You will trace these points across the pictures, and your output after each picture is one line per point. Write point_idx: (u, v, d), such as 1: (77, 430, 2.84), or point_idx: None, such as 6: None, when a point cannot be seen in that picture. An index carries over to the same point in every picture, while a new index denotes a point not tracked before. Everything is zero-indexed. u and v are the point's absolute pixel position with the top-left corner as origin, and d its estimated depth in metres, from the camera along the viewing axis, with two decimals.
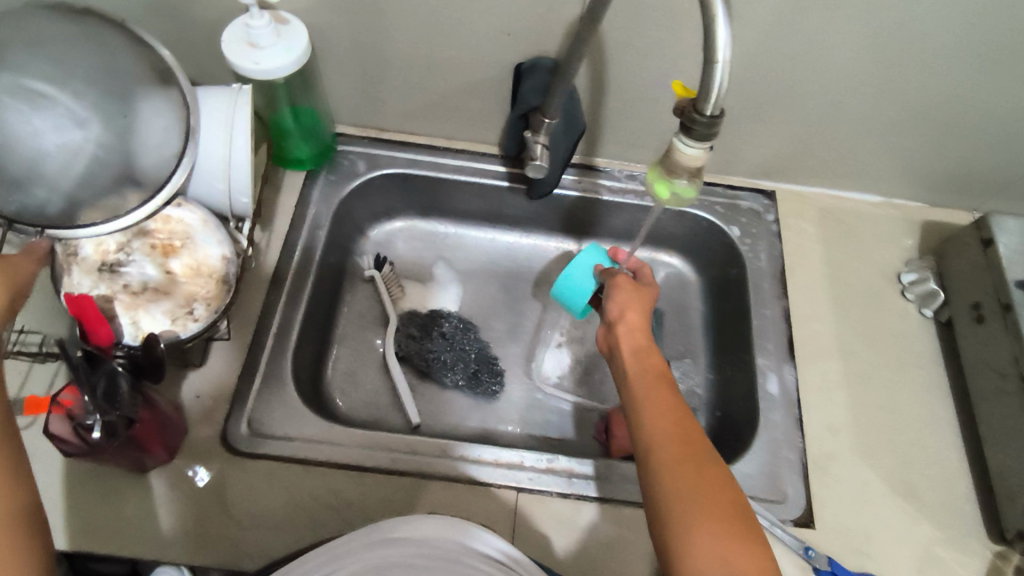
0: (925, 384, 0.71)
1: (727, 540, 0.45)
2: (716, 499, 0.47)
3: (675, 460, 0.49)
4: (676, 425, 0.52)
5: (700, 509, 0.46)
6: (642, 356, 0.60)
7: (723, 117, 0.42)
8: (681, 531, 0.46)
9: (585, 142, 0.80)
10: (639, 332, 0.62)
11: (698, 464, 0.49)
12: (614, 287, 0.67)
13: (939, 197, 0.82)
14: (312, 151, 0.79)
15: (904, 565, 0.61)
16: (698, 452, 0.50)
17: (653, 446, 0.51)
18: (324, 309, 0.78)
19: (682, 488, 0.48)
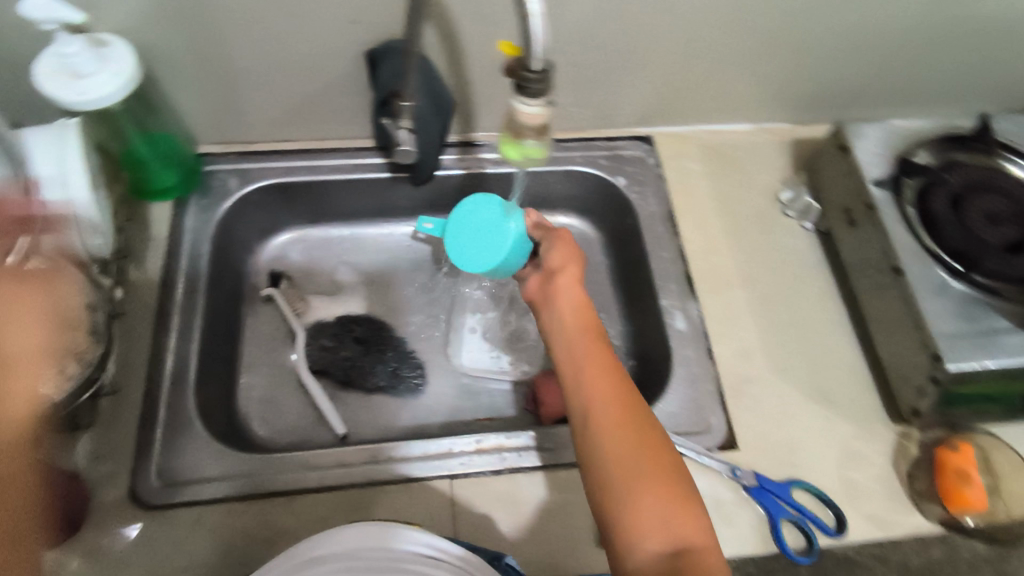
0: (817, 292, 0.75)
1: (668, 504, 0.46)
2: (657, 464, 0.48)
3: (617, 429, 0.49)
4: (615, 387, 0.51)
5: (643, 477, 0.47)
6: (578, 314, 0.56)
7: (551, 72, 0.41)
8: (623, 499, 0.46)
9: (459, 119, 0.78)
10: (577, 285, 0.58)
11: (639, 429, 0.49)
12: (557, 239, 0.62)
13: (804, 114, 0.86)
14: (179, 177, 0.74)
15: (822, 463, 0.65)
16: (638, 416, 0.50)
17: (593, 411, 0.50)
18: (224, 339, 0.75)
19: (625, 456, 0.48)
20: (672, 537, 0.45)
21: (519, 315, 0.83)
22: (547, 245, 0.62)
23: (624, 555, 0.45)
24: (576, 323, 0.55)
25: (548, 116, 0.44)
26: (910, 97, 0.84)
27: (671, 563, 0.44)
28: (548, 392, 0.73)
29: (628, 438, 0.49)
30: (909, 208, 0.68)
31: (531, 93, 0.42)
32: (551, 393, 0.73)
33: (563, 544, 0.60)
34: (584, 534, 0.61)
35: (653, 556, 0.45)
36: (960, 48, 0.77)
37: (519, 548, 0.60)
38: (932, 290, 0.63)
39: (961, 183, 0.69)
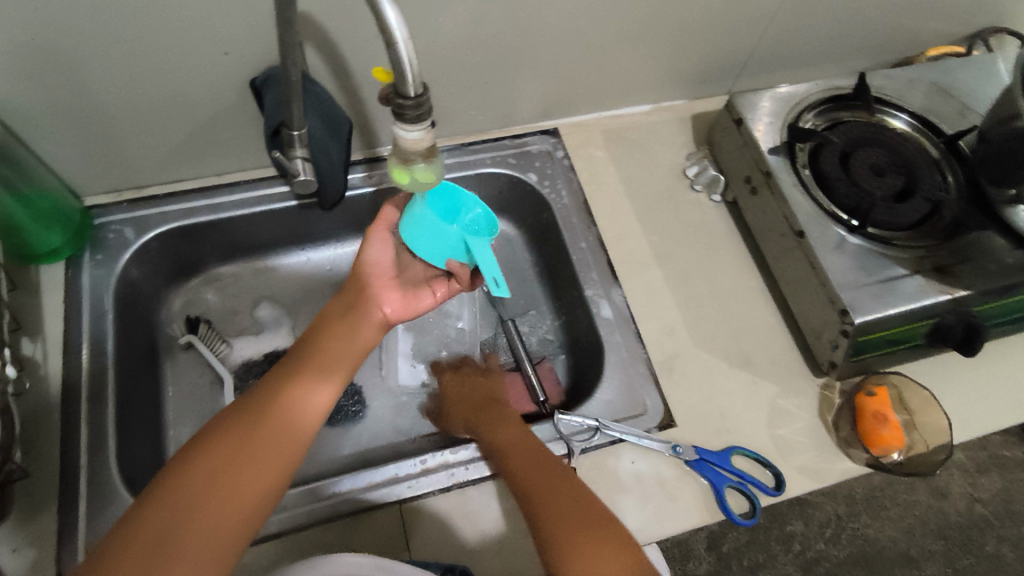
0: (731, 261, 0.78)
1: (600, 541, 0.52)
2: (588, 513, 0.54)
3: (549, 487, 0.56)
4: (541, 459, 0.60)
5: (577, 525, 0.53)
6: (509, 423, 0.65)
7: (429, 96, 0.41)
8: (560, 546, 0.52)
9: (359, 135, 0.77)
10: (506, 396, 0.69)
11: (568, 488, 0.56)
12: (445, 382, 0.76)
13: (698, 89, 0.89)
14: (64, 237, 0.69)
15: (754, 426, 0.68)
16: (565, 479, 0.57)
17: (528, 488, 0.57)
18: (144, 397, 0.71)
19: (564, 512, 0.54)
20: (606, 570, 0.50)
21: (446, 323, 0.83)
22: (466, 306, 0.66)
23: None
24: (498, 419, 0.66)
25: (432, 141, 0.43)
26: (792, 61, 0.88)
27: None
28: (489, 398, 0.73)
29: (562, 496, 0.55)
30: (804, 171, 0.71)
31: (410, 120, 0.41)
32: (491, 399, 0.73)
33: (520, 548, 0.61)
34: None
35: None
36: (832, 10, 0.81)
37: (477, 559, 0.60)
38: (832, 248, 0.66)
39: (845, 141, 0.73)
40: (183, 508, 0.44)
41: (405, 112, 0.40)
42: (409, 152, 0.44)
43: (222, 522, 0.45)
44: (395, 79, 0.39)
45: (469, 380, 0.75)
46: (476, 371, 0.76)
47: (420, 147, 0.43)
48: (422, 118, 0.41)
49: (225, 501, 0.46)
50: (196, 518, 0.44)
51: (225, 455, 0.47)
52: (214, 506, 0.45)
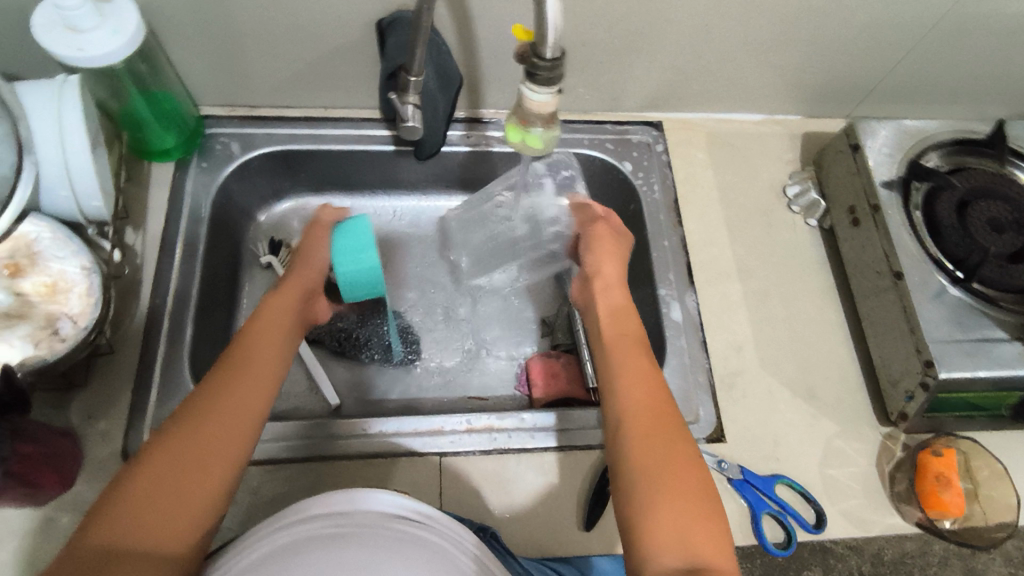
0: (815, 290, 0.75)
1: (689, 512, 0.49)
2: (681, 478, 0.50)
3: (646, 447, 0.52)
4: (646, 408, 0.55)
5: (667, 487, 0.50)
6: (627, 334, 0.63)
7: (563, 60, 0.41)
8: (644, 508, 0.49)
9: (467, 93, 0.77)
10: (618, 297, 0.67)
11: (667, 443, 0.52)
12: (593, 237, 0.72)
13: (816, 107, 0.85)
14: (178, 140, 0.73)
15: (806, 460, 0.66)
16: (667, 429, 0.53)
17: (621, 423, 0.54)
18: (221, 304, 0.74)
19: (659, 471, 0.51)
20: (688, 549, 0.47)
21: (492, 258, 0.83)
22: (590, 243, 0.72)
23: (639, 564, 0.47)
24: (614, 332, 0.63)
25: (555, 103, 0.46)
26: (923, 96, 0.83)
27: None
28: (540, 374, 0.74)
29: (654, 450, 0.52)
30: (915, 212, 0.68)
31: (542, 82, 0.43)
32: (542, 375, 0.74)
33: (548, 526, 0.61)
34: (568, 516, 0.62)
35: (670, 570, 0.46)
36: (981, 49, 0.76)
37: (505, 527, 0.61)
38: (930, 297, 0.63)
39: (967, 188, 0.69)
40: (174, 474, 0.46)
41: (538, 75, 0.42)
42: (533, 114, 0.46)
43: (201, 491, 0.47)
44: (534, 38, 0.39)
45: (609, 260, 0.70)
46: (607, 255, 0.70)
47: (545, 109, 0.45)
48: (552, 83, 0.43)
49: (203, 470, 0.47)
50: (174, 485, 0.46)
51: (214, 433, 0.49)
52: (201, 465, 0.48)
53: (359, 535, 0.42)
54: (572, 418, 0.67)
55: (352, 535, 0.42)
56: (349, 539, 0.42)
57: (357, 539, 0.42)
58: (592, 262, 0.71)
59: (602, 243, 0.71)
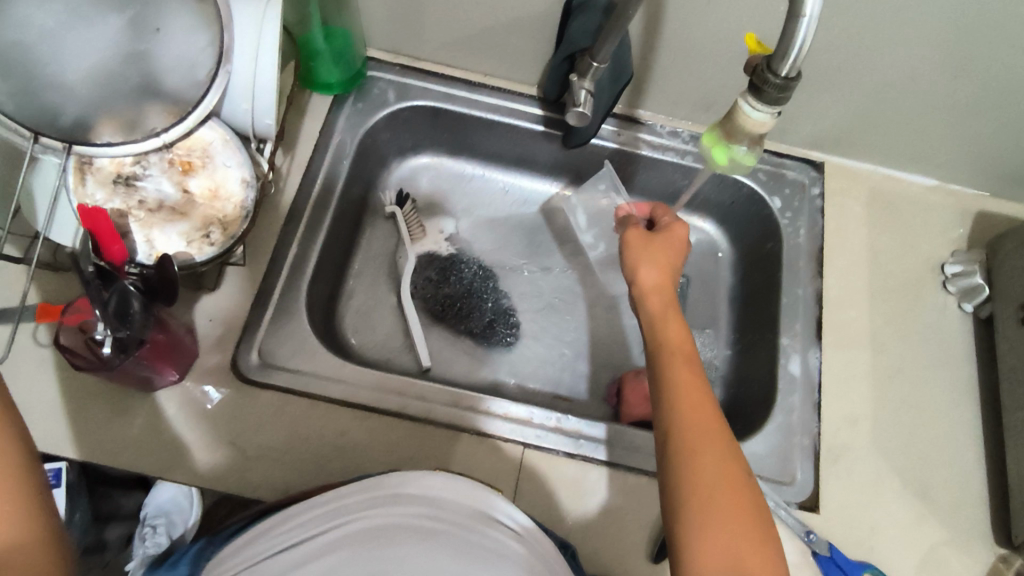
0: (953, 382, 0.69)
1: (738, 539, 0.46)
2: (726, 503, 0.47)
3: (695, 470, 0.48)
4: (697, 430, 0.50)
5: (720, 516, 0.46)
6: (672, 332, 0.57)
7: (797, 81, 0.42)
8: (696, 534, 0.46)
9: (631, 91, 0.75)
10: (665, 292, 0.60)
11: (720, 468, 0.48)
12: (640, 240, 0.63)
13: (1000, 187, 0.78)
14: (341, 77, 0.74)
15: (904, 560, 0.60)
16: (720, 452, 0.49)
17: (670, 441, 0.50)
18: (343, 242, 0.76)
19: (709, 498, 0.47)
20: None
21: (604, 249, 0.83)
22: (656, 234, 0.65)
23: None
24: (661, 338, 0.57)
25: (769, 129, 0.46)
26: None
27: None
28: (635, 393, 0.70)
29: (706, 474, 0.48)
30: None
31: (767, 99, 0.43)
32: (637, 394, 0.71)
33: (614, 546, 0.59)
34: (636, 544, 0.59)
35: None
36: None
37: (572, 537, 0.59)
38: None
39: None
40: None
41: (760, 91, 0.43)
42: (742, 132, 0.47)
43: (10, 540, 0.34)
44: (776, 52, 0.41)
45: (647, 265, 0.62)
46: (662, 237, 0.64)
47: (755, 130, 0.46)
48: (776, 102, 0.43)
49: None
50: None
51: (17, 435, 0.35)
52: None
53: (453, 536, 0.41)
54: None
55: (444, 532, 0.41)
56: (436, 537, 0.41)
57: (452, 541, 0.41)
58: (631, 264, 0.63)
59: (650, 244, 0.63)
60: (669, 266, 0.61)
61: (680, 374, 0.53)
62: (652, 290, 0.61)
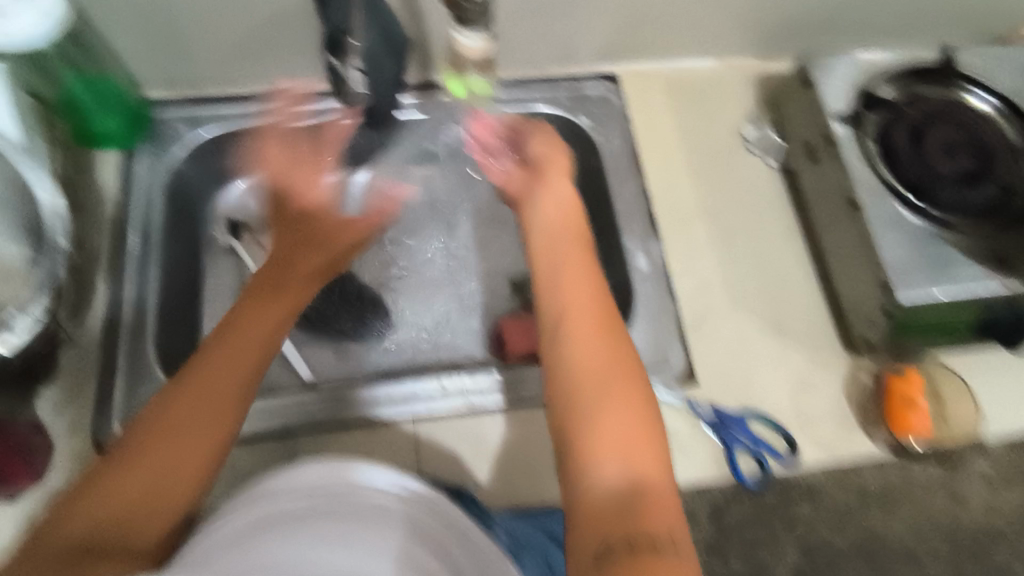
0: (781, 229, 0.75)
1: (626, 416, 0.48)
2: (620, 382, 0.49)
3: (587, 356, 0.50)
4: (593, 315, 0.51)
5: (610, 402, 0.48)
6: (572, 222, 0.56)
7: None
8: (589, 420, 0.47)
9: (417, 56, 0.77)
10: (564, 182, 0.58)
11: (611, 354, 0.50)
12: (534, 133, 0.62)
13: (773, 49, 0.84)
14: (121, 123, 0.71)
15: (778, 395, 0.67)
16: (612, 339, 0.51)
17: (565, 325, 0.51)
18: (183, 288, 0.73)
19: (600, 383, 0.49)
20: (630, 460, 0.46)
21: (450, 212, 0.84)
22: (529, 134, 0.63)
23: (580, 474, 0.46)
24: (562, 225, 0.55)
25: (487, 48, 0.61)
26: (881, 29, 0.83)
27: (624, 487, 0.45)
28: (515, 332, 0.73)
29: (597, 360, 0.49)
30: (869, 143, 0.68)
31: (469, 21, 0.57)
32: (518, 334, 0.73)
33: (525, 476, 0.62)
34: (546, 468, 0.62)
35: (610, 478, 0.46)
36: None
37: (485, 481, 0.62)
38: (887, 223, 0.64)
39: (919, 116, 0.71)
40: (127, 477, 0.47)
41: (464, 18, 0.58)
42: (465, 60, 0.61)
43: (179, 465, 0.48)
44: None
45: (549, 154, 0.60)
46: (548, 139, 0.62)
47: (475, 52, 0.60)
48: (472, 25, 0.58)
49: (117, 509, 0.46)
50: None
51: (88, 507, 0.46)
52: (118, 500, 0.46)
53: (330, 511, 0.42)
54: (546, 373, 0.67)
55: (322, 512, 0.42)
56: (311, 518, 0.42)
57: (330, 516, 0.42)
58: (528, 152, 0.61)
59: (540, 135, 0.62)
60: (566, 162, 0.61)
61: (582, 261, 0.54)
62: (558, 180, 0.58)
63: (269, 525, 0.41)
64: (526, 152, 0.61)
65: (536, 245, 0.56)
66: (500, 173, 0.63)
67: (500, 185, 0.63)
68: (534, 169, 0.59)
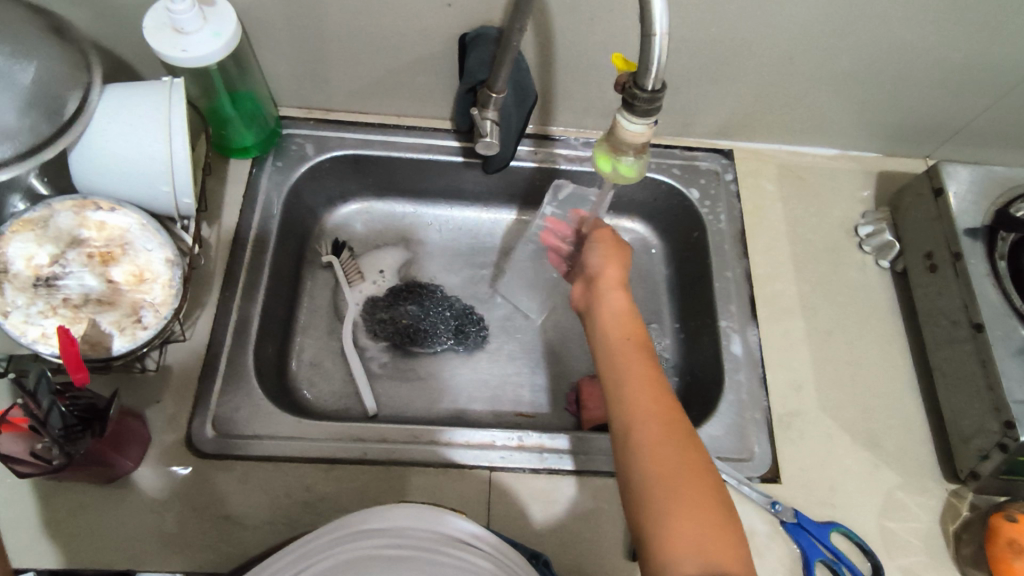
0: (884, 334, 0.73)
1: (697, 507, 0.46)
2: (687, 476, 0.47)
3: (654, 451, 0.49)
4: (656, 413, 0.51)
5: (682, 498, 0.46)
6: (627, 325, 0.59)
7: (663, 91, 0.47)
8: (659, 518, 0.46)
9: (539, 110, 0.79)
10: (618, 289, 0.62)
11: (680, 447, 0.49)
12: (597, 241, 0.66)
13: (892, 145, 0.83)
14: (257, 138, 0.75)
15: (866, 511, 0.63)
16: (678, 432, 0.50)
17: (632, 425, 0.51)
18: (285, 299, 0.76)
19: (670, 475, 0.47)
20: (708, 556, 0.44)
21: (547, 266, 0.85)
22: (592, 249, 0.66)
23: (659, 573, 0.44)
24: (617, 331, 0.58)
25: (650, 135, 0.50)
26: (1010, 140, 0.80)
27: None
28: (592, 397, 0.72)
29: (667, 458, 0.48)
30: (998, 263, 0.65)
31: (639, 113, 0.48)
32: (594, 398, 0.72)
33: (592, 550, 0.61)
34: (614, 544, 0.61)
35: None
36: None
37: (551, 547, 0.60)
38: (1012, 352, 0.61)
39: None
40: None
41: (631, 103, 0.47)
42: (625, 143, 0.51)
43: None
44: (639, 67, 0.45)
45: (605, 261, 0.64)
46: (614, 242, 0.66)
47: (637, 140, 0.50)
48: (649, 112, 0.48)
49: None
50: None
51: None
52: None
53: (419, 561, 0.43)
54: None
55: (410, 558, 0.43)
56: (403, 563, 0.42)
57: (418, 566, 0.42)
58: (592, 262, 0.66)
59: (608, 244, 0.66)
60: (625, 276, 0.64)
61: (638, 362, 0.55)
62: (614, 287, 0.62)
63: (364, 565, 0.42)
64: (585, 266, 0.66)
65: (601, 359, 0.58)
66: (574, 292, 0.67)
67: (573, 306, 0.67)
68: (592, 284, 0.64)
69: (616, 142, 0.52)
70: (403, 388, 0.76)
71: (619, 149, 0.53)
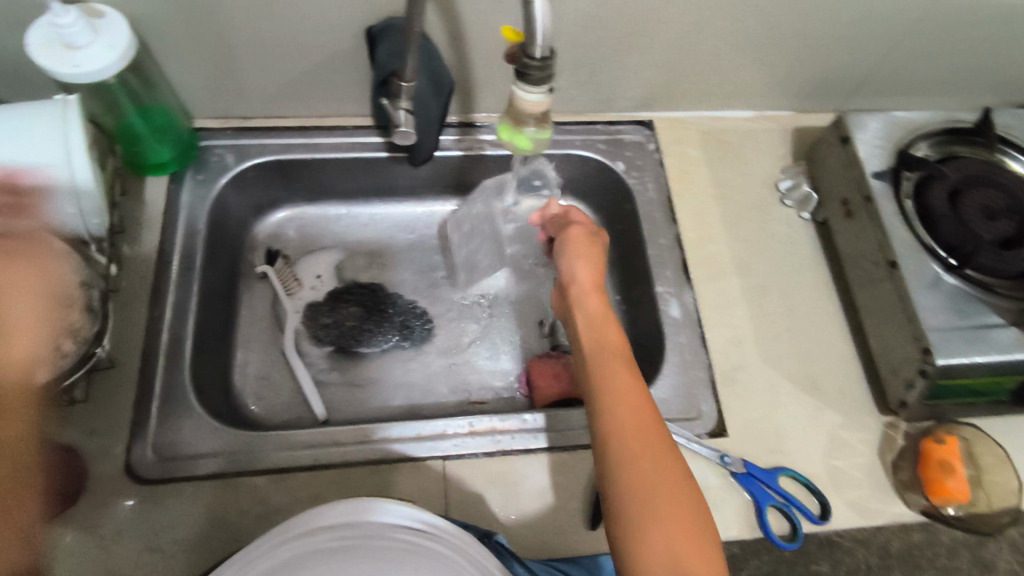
0: (814, 282, 0.76)
1: (673, 522, 0.43)
2: (664, 488, 0.44)
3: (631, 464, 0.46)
4: (636, 422, 0.47)
5: (659, 513, 0.43)
6: (608, 328, 0.55)
7: (553, 58, 0.48)
8: (634, 531, 0.43)
9: (460, 98, 0.79)
10: (594, 291, 0.58)
11: (659, 459, 0.46)
12: (568, 240, 0.62)
13: (804, 102, 0.87)
14: (174, 152, 0.73)
15: (811, 452, 0.66)
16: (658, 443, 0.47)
17: (610, 435, 0.47)
18: (220, 314, 0.74)
19: (646, 488, 0.45)
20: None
21: None
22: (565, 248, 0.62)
23: None
24: (595, 335, 0.55)
25: (549, 104, 0.51)
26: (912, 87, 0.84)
27: None
28: (542, 376, 0.73)
29: (644, 468, 0.45)
30: (906, 202, 0.68)
31: (533, 81, 0.48)
32: (544, 377, 0.73)
33: (554, 525, 0.61)
34: (574, 516, 0.62)
35: None
36: (965, 41, 0.78)
37: (512, 526, 0.61)
38: (926, 285, 0.64)
39: (960, 177, 0.69)
40: None
41: (524, 73, 0.48)
42: (521, 113, 0.51)
43: None
44: (526, 37, 0.46)
45: (580, 261, 0.60)
46: (586, 241, 0.62)
47: (537, 110, 0.51)
48: (542, 79, 0.48)
49: None
50: None
51: None
52: None
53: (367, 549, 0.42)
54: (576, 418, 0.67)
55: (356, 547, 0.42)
56: (348, 551, 0.42)
57: (363, 552, 0.42)
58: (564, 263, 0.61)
59: (580, 242, 0.61)
60: (600, 275, 0.60)
61: (620, 368, 0.51)
62: (590, 291, 0.58)
63: (307, 561, 0.41)
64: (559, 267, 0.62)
65: (579, 365, 0.54)
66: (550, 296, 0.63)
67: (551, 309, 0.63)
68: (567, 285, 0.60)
69: (514, 114, 0.53)
70: (352, 390, 0.75)
71: (519, 120, 0.53)
